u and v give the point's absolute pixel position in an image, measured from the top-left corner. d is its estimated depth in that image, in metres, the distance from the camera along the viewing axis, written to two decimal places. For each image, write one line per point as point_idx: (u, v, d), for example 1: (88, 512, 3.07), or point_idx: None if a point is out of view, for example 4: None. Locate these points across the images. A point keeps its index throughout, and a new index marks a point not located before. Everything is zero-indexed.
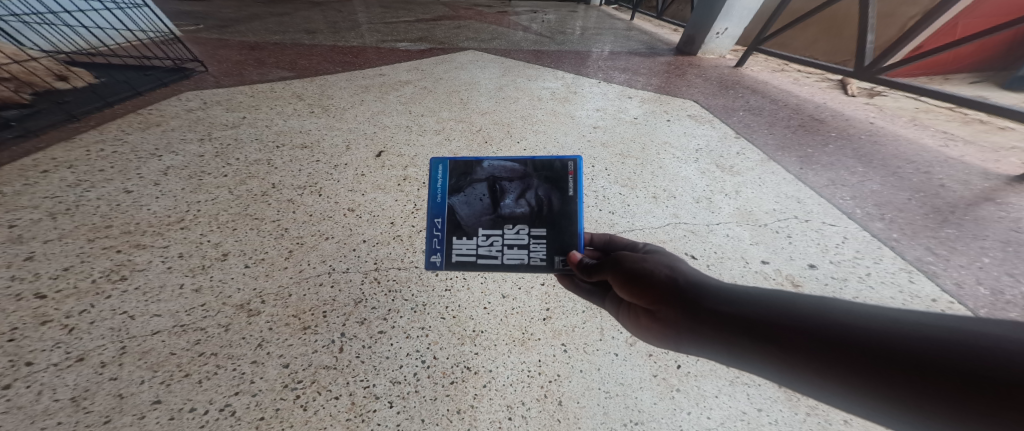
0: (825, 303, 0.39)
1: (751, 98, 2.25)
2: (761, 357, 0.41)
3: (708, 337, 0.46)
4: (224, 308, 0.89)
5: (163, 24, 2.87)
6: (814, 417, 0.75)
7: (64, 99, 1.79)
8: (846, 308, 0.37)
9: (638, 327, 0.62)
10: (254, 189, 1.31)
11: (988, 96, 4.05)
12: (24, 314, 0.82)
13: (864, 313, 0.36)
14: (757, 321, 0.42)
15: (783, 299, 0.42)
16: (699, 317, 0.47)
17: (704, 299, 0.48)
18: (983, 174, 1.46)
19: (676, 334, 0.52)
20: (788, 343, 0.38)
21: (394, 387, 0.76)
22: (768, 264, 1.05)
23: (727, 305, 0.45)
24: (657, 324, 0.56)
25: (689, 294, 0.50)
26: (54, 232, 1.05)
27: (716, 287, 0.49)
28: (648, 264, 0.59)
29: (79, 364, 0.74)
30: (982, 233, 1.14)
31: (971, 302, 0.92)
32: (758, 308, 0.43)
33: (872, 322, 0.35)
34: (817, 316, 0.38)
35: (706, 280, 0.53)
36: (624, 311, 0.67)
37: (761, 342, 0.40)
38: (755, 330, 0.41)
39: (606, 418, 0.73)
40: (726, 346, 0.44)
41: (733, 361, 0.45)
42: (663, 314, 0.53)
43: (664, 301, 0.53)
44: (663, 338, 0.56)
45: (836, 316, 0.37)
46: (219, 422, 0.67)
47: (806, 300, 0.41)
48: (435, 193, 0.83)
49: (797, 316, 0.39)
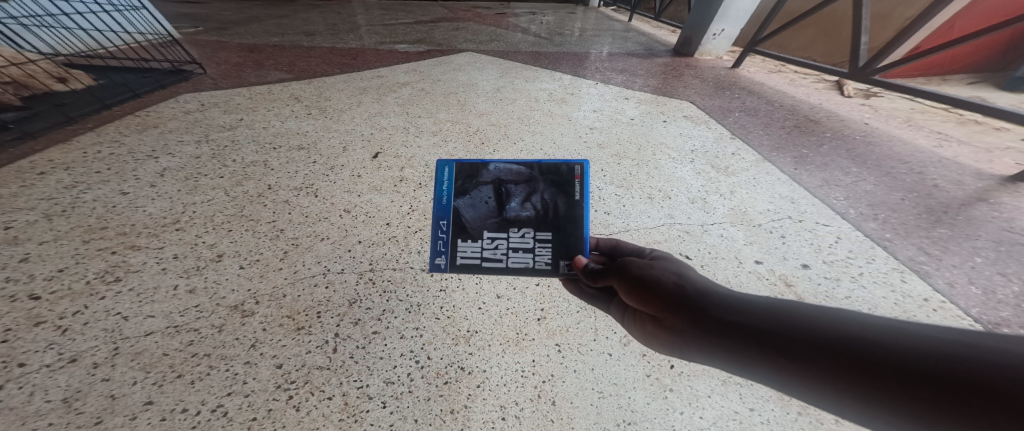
0: (841, 314, 0.37)
1: (747, 99, 2.26)
2: (769, 368, 0.39)
3: (714, 346, 0.45)
4: (218, 309, 0.89)
5: (162, 27, 2.88)
6: (805, 416, 0.75)
7: (63, 101, 1.80)
8: (859, 320, 0.36)
9: (644, 335, 0.61)
10: (251, 191, 1.31)
11: (984, 96, 4.07)
12: (18, 315, 0.83)
13: (881, 327, 0.34)
14: (765, 330, 0.40)
15: (794, 310, 0.41)
16: (706, 326, 0.45)
17: (712, 308, 0.46)
18: (976, 174, 1.47)
19: (682, 343, 0.51)
20: (795, 352, 0.37)
21: (387, 387, 0.76)
22: (761, 263, 1.06)
23: (735, 314, 0.44)
24: (662, 331, 0.55)
25: (695, 302, 0.49)
26: (49, 233, 1.06)
27: (724, 296, 0.48)
28: (654, 270, 0.58)
29: (71, 364, 0.74)
30: (974, 233, 1.14)
31: (963, 301, 0.92)
32: (766, 317, 0.42)
33: (884, 334, 0.33)
34: (825, 326, 0.37)
35: (713, 288, 0.51)
36: (629, 318, 0.65)
37: (768, 352, 0.39)
38: (763, 340, 0.40)
39: (599, 418, 0.73)
40: (734, 356, 0.43)
41: (740, 372, 0.44)
42: (669, 321, 0.52)
43: (670, 308, 0.51)
44: (668, 347, 0.55)
45: (846, 328, 0.36)
46: (211, 422, 0.67)
47: (819, 310, 0.39)
48: (441, 195, 0.84)
49: (808, 326, 0.38)
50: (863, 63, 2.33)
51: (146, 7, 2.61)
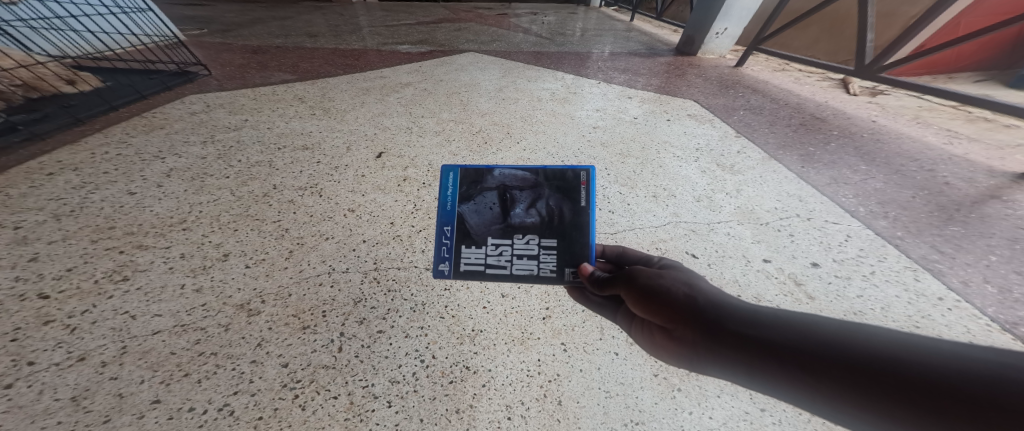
0: (859, 329, 0.36)
1: (752, 97, 2.24)
2: (785, 381, 0.39)
3: (730, 360, 0.44)
4: (224, 308, 0.89)
5: (168, 29, 2.92)
6: (817, 418, 0.74)
7: (71, 103, 1.82)
8: (878, 334, 0.35)
9: (655, 346, 0.61)
10: (256, 190, 1.32)
11: (992, 94, 4.03)
12: (27, 314, 0.83)
13: (902, 343, 0.33)
14: (781, 344, 0.40)
15: (811, 322, 0.40)
16: (720, 339, 0.45)
17: (726, 321, 0.45)
18: (988, 171, 1.45)
19: (695, 354, 0.51)
20: (813, 367, 0.36)
21: (392, 387, 0.75)
22: (770, 262, 1.04)
23: (750, 327, 0.43)
24: (674, 342, 0.54)
25: (709, 314, 0.48)
26: (58, 233, 1.06)
27: (737, 308, 0.47)
28: (663, 280, 0.57)
29: (80, 363, 0.74)
30: (988, 231, 1.12)
31: (978, 300, 0.90)
32: (782, 331, 0.41)
33: (905, 350, 0.32)
34: (843, 341, 0.36)
35: (726, 299, 0.50)
36: (638, 327, 0.65)
37: (785, 366, 0.38)
38: (779, 354, 0.39)
39: (606, 418, 0.73)
40: (750, 370, 0.42)
41: (756, 385, 0.43)
42: (681, 332, 0.51)
43: (682, 321, 0.51)
44: (680, 357, 0.55)
45: (865, 342, 0.35)
46: (217, 421, 0.67)
47: (838, 324, 0.38)
48: (444, 201, 0.84)
49: (823, 340, 0.37)
50: (868, 61, 2.30)
51: (152, 9, 2.64)
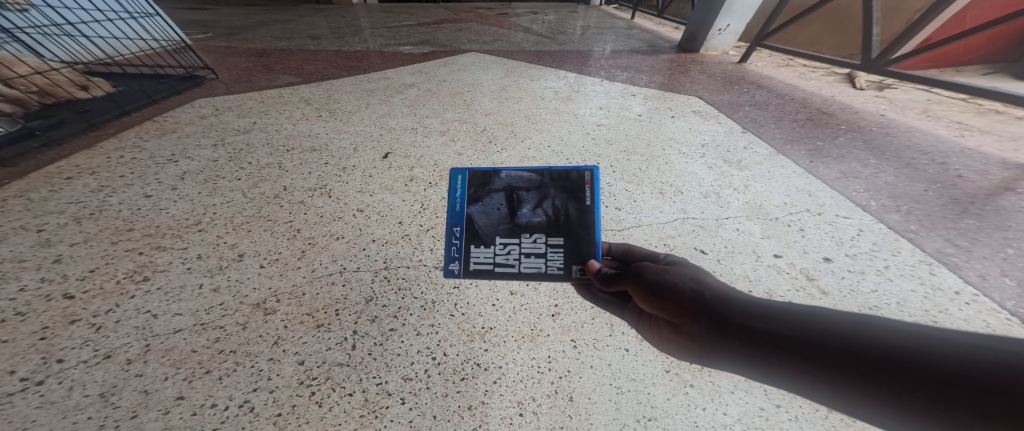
0: (868, 322, 0.37)
1: (757, 93, 2.22)
2: (793, 373, 0.40)
3: (736, 352, 0.45)
4: (242, 307, 0.91)
5: (174, 33, 2.96)
6: (835, 414, 0.74)
7: (85, 109, 1.85)
8: (887, 326, 0.36)
9: (662, 343, 0.61)
10: (267, 192, 1.33)
11: (999, 86, 3.99)
12: (54, 314, 0.85)
13: (908, 334, 0.34)
14: (787, 337, 0.41)
15: (818, 315, 0.41)
16: (727, 333, 0.46)
17: (733, 314, 0.47)
18: (1002, 164, 1.43)
19: (701, 349, 0.52)
20: (820, 359, 0.38)
21: (405, 383, 0.76)
22: (781, 257, 1.04)
23: (757, 321, 0.45)
24: (681, 338, 0.55)
25: (715, 309, 0.49)
26: (79, 235, 1.09)
27: (742, 302, 0.48)
28: (670, 275, 0.58)
29: (107, 360, 0.76)
30: (1003, 224, 1.11)
31: (997, 294, 0.89)
32: (790, 324, 0.42)
33: (916, 342, 0.33)
34: (852, 333, 0.37)
35: (732, 294, 0.52)
36: (645, 323, 0.65)
37: (791, 358, 0.40)
38: (787, 346, 0.41)
39: (618, 414, 0.73)
40: (757, 362, 0.43)
41: (762, 377, 0.44)
42: (687, 327, 0.52)
43: (688, 315, 0.52)
44: (687, 353, 0.56)
45: (875, 334, 0.36)
46: (239, 418, 0.68)
47: (845, 317, 0.39)
48: (454, 203, 0.87)
49: (830, 333, 0.38)
50: (875, 54, 2.27)
51: (160, 14, 2.69)
